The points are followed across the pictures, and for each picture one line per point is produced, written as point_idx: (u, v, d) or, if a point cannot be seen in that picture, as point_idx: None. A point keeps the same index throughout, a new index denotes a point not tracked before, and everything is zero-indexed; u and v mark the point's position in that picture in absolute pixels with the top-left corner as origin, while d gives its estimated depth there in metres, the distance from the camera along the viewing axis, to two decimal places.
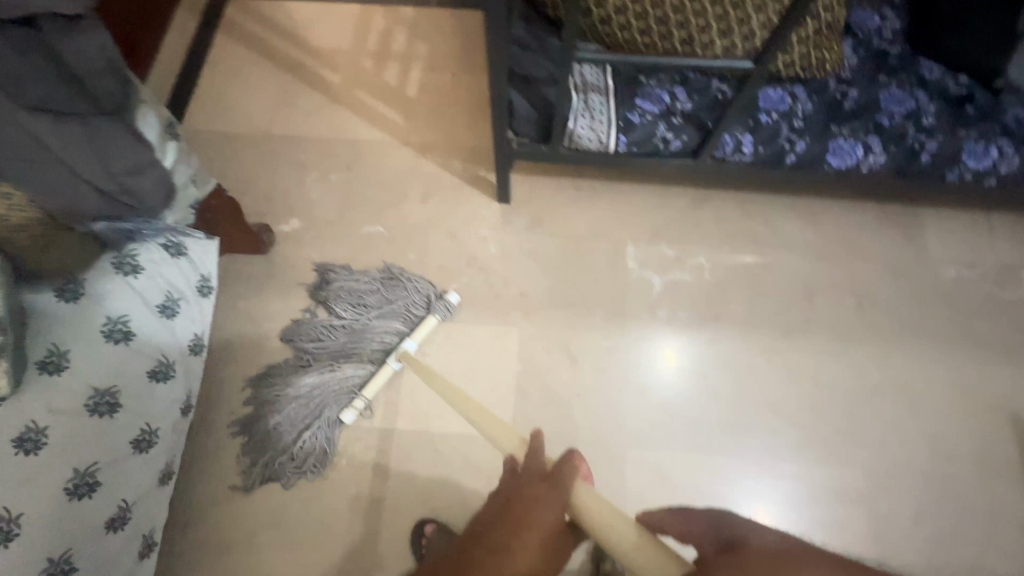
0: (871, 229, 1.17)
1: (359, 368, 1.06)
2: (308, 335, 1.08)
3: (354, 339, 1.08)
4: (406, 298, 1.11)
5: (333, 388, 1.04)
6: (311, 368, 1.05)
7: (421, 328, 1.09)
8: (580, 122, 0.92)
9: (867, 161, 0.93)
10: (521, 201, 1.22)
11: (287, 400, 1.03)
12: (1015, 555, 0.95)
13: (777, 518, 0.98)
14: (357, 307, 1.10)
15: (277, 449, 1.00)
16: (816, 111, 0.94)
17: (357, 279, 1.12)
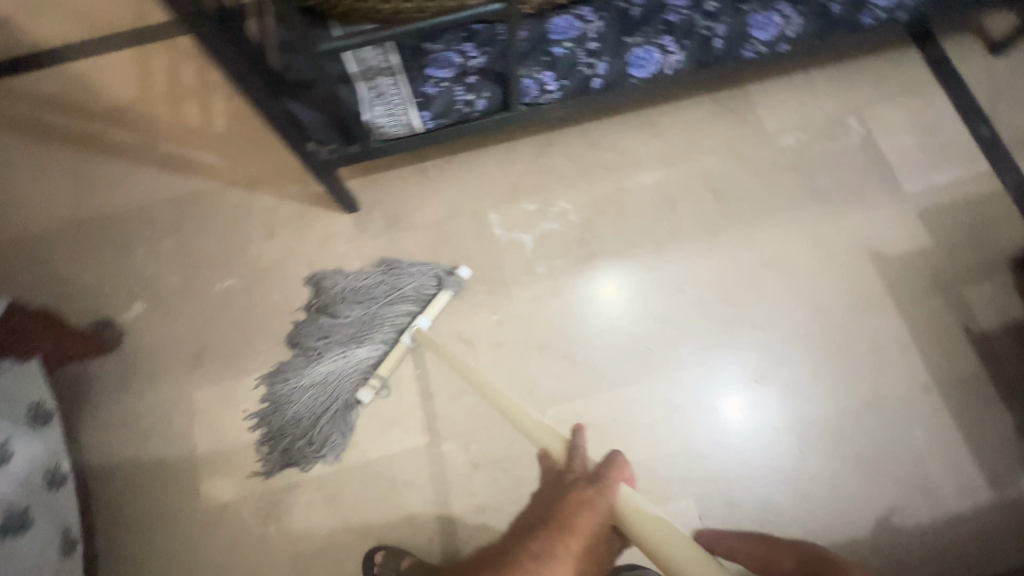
0: (709, 122, 1.20)
1: (376, 348, 1.04)
2: (325, 332, 1.05)
3: (371, 321, 1.06)
4: (415, 281, 1.08)
5: (342, 371, 1.03)
6: (324, 355, 1.04)
7: (431, 306, 1.07)
8: (376, 112, 0.87)
9: (668, 63, 0.93)
10: (370, 204, 1.15)
11: (300, 394, 1.02)
12: (903, 375, 1.03)
13: (746, 409, 1.03)
14: (376, 290, 1.07)
15: (298, 441, 1.00)
16: (608, 26, 0.91)
17: (353, 275, 1.09)
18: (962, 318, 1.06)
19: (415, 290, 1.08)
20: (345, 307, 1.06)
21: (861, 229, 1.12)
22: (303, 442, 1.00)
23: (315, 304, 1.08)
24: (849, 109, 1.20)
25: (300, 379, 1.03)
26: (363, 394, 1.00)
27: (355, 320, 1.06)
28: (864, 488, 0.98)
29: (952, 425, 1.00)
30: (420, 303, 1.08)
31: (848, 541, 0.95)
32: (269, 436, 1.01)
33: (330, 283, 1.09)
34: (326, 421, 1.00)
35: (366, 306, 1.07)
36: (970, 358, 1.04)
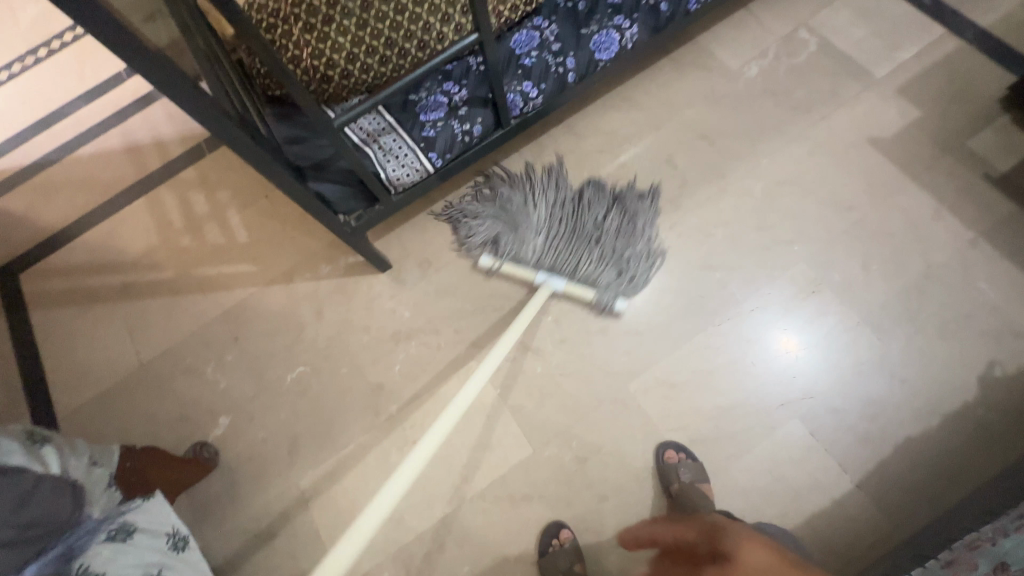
0: (675, 81, 1.27)
1: (547, 255, 1.10)
2: (589, 206, 1.13)
3: (588, 241, 1.10)
4: (631, 267, 1.08)
5: (513, 225, 1.12)
6: (564, 204, 1.15)
7: (580, 289, 1.07)
8: (391, 167, 0.94)
9: (626, 38, 1.01)
10: (399, 256, 1.22)
11: (525, 202, 1.15)
12: (946, 237, 1.06)
13: (803, 345, 1.03)
14: (631, 238, 1.11)
15: (473, 220, 1.16)
16: (562, 26, 1.01)
17: (644, 220, 1.12)
18: (977, 167, 1.09)
19: (621, 275, 1.08)
20: (613, 222, 1.12)
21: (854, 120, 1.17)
22: (467, 219, 1.17)
23: (601, 195, 1.15)
24: (797, 24, 1.27)
25: (529, 194, 1.16)
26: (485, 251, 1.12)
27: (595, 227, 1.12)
28: (958, 355, 0.98)
29: (1011, 266, 1.02)
30: (591, 282, 1.08)
31: (964, 407, 0.95)
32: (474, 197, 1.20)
33: (630, 194, 1.16)
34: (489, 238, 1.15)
35: (615, 240, 1.10)
36: (1002, 200, 1.06)
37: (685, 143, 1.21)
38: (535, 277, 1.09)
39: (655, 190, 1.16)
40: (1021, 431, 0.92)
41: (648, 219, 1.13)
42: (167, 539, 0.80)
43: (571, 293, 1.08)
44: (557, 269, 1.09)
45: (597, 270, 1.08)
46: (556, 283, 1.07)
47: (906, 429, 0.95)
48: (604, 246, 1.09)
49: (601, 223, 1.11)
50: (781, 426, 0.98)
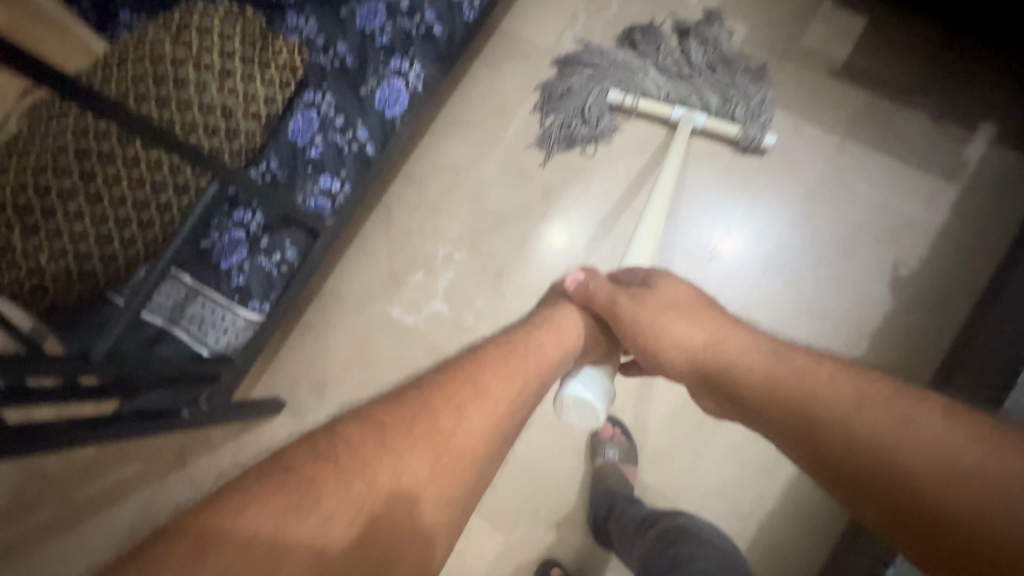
0: (498, 80, 1.14)
1: (672, 89, 1.04)
2: (663, 46, 1.06)
3: (697, 77, 1.04)
4: (749, 88, 1.02)
5: (629, 72, 1.06)
6: (647, 50, 1.07)
7: (720, 122, 1.00)
8: (212, 339, 0.80)
9: (412, 80, 0.86)
10: (290, 390, 1.08)
11: (618, 59, 1.07)
12: (813, 150, 1.01)
13: (744, 241, 1.00)
14: (729, 65, 1.04)
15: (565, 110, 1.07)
16: (338, 93, 0.86)
17: (719, 49, 1.05)
18: (819, 64, 1.03)
19: (746, 98, 1.01)
20: (700, 56, 1.04)
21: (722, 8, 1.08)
22: (558, 113, 1.08)
23: (673, 38, 1.07)
24: None
25: (614, 55, 1.08)
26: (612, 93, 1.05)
27: (691, 65, 1.05)
28: (862, 268, 0.95)
29: (883, 157, 0.98)
30: (728, 115, 1.01)
31: (885, 320, 0.93)
32: (547, 99, 1.10)
33: (693, 25, 1.07)
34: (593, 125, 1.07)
35: (712, 73, 1.04)
36: (851, 91, 1.01)
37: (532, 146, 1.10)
38: (673, 113, 1.02)
39: (715, 13, 1.07)
40: (944, 322, 0.91)
41: (723, 43, 1.05)
42: None
43: (714, 128, 1.01)
44: (690, 105, 1.03)
45: (733, 85, 1.02)
46: (696, 118, 1.00)
47: (843, 364, 0.93)
48: (709, 76, 1.03)
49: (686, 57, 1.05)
50: None
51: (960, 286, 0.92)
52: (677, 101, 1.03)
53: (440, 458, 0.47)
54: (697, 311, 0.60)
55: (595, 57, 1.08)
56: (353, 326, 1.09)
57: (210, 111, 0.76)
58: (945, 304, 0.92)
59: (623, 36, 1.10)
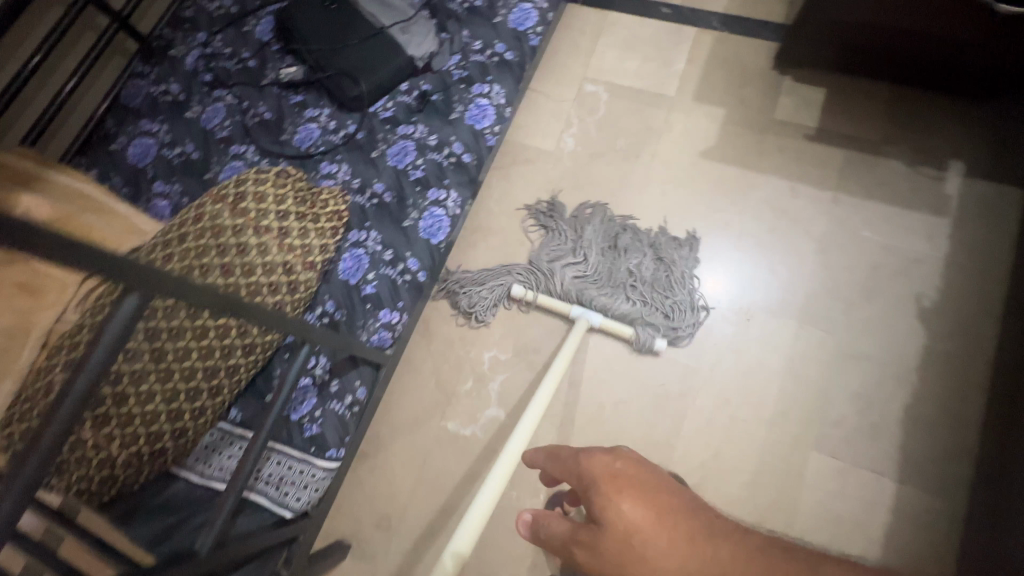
0: (510, 187, 1.22)
1: (583, 292, 1.08)
2: (616, 238, 1.12)
3: (624, 282, 1.08)
4: (679, 311, 1.05)
5: (571, 248, 1.12)
6: (598, 234, 1.13)
7: (617, 325, 1.04)
8: (293, 498, 0.76)
9: (450, 206, 0.92)
10: (353, 529, 1.03)
11: (572, 245, 1.13)
12: (812, 206, 1.10)
13: (772, 302, 1.06)
14: (671, 287, 1.07)
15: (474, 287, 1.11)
16: (383, 229, 0.90)
17: (670, 268, 1.09)
18: (796, 132, 1.16)
19: (657, 309, 1.06)
20: (644, 272, 1.08)
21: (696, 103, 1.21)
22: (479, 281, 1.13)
23: (635, 237, 1.12)
24: (579, 80, 1.28)
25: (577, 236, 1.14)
26: (516, 287, 1.09)
27: (630, 267, 1.09)
28: (889, 306, 1.02)
29: (876, 204, 1.08)
30: (627, 321, 1.05)
31: (925, 352, 0.98)
32: (534, 220, 1.18)
33: (665, 241, 1.11)
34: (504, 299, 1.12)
35: (650, 283, 1.08)
36: (831, 151, 1.13)
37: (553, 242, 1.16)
38: (572, 310, 1.06)
39: (694, 238, 1.11)
40: (975, 346, 0.97)
41: (679, 278, 1.08)
42: None
43: (609, 329, 1.05)
44: (592, 303, 1.06)
45: (647, 304, 1.06)
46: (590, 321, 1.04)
47: (898, 401, 0.96)
48: (640, 286, 1.07)
49: (634, 265, 1.09)
50: (805, 466, 0.96)
51: (980, 309, 0.99)
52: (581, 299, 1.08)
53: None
54: (658, 505, 0.49)
55: (560, 233, 1.15)
56: (410, 447, 1.06)
57: (272, 270, 0.78)
58: (973, 327, 0.98)
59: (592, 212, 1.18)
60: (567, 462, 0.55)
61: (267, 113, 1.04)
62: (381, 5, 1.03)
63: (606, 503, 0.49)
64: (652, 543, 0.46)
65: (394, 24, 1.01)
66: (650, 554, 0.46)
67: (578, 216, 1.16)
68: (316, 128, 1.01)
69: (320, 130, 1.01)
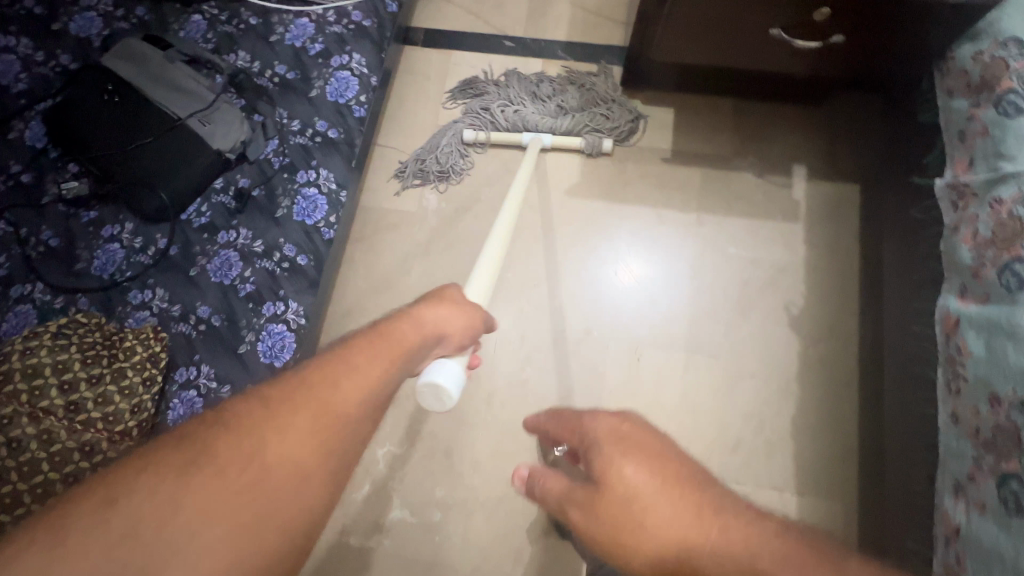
0: (377, 259, 1.12)
1: (527, 122, 1.16)
2: (536, 83, 1.20)
3: (555, 99, 1.18)
4: (609, 109, 1.17)
5: (501, 101, 1.19)
6: (520, 86, 1.20)
7: (565, 138, 1.15)
8: None
9: (292, 317, 0.81)
10: None
11: (507, 94, 1.19)
12: (679, 230, 1.11)
13: (657, 334, 1.05)
14: (596, 89, 1.19)
15: (424, 150, 1.16)
16: (215, 361, 0.78)
17: (590, 92, 1.19)
18: (653, 156, 1.16)
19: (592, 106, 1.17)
20: (579, 101, 1.18)
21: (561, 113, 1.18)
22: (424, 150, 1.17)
23: (560, 84, 1.20)
24: (431, 129, 1.20)
25: (508, 89, 1.20)
26: (465, 132, 1.15)
27: (557, 94, 1.19)
28: (764, 320, 1.04)
29: (736, 219, 1.10)
30: (570, 132, 1.15)
31: (801, 359, 1.01)
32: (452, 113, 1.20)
33: (583, 77, 1.20)
34: (454, 151, 1.17)
35: (578, 98, 1.18)
36: (688, 170, 1.14)
37: None
38: (523, 138, 1.15)
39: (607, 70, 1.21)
40: (843, 343, 1.02)
41: (599, 94, 1.18)
42: None
43: (559, 144, 1.15)
44: (540, 128, 1.16)
45: (588, 117, 1.16)
46: (542, 142, 1.13)
47: (786, 414, 0.99)
48: (571, 104, 1.17)
49: (558, 95, 1.19)
50: None
51: (842, 307, 1.04)
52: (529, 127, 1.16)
53: (291, 431, 0.39)
54: (673, 476, 0.41)
55: (491, 89, 1.21)
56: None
57: (67, 458, 0.66)
58: (839, 327, 1.03)
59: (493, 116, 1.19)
60: (569, 423, 0.50)
61: (53, 239, 0.87)
62: (172, 91, 0.89)
63: (605, 462, 0.42)
64: (654, 511, 0.39)
65: (191, 115, 0.87)
66: (649, 515, 0.39)
67: (495, 82, 1.21)
68: (119, 249, 0.86)
69: (124, 251, 0.86)
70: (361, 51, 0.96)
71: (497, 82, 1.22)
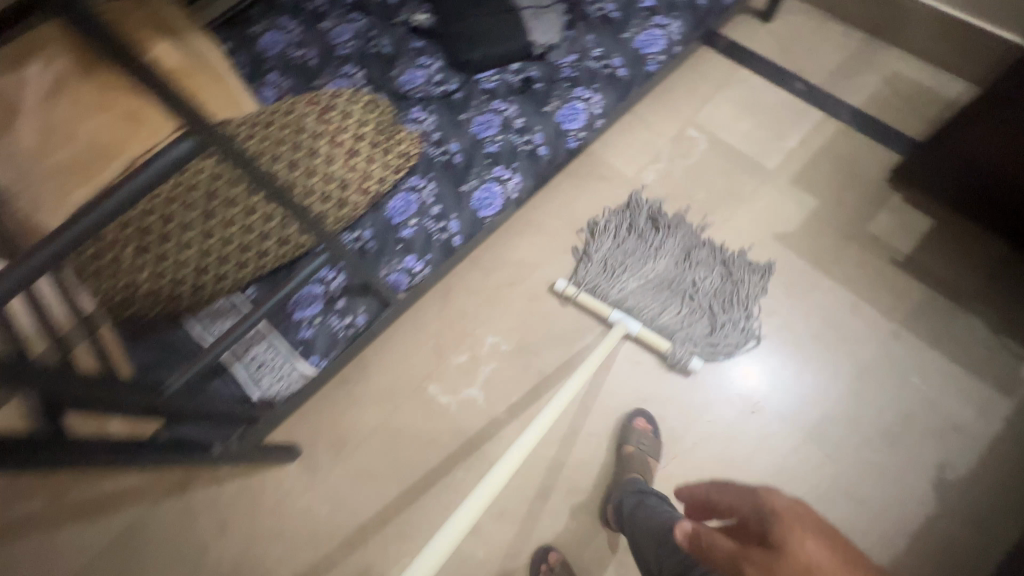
0: (577, 195, 1.22)
1: (631, 298, 1.07)
2: (693, 255, 1.10)
3: (680, 296, 1.06)
4: (732, 335, 1.03)
5: (637, 257, 1.11)
6: (663, 257, 1.10)
7: (657, 337, 1.02)
8: (265, 383, 0.83)
9: (510, 187, 0.94)
10: (309, 440, 1.08)
11: (639, 256, 1.11)
12: (868, 331, 1.03)
13: (784, 404, 1.00)
14: (732, 309, 1.05)
15: (621, 216, 1.16)
16: (441, 184, 0.94)
17: (731, 296, 1.06)
18: (883, 252, 1.09)
19: (709, 322, 1.04)
20: (687, 321, 1.04)
21: (800, 183, 1.17)
22: (595, 240, 1.14)
23: (699, 270, 1.09)
24: (684, 121, 1.26)
25: (647, 248, 1.12)
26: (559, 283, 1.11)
27: (694, 286, 1.07)
28: (908, 464, 0.94)
29: (937, 355, 1.00)
30: (666, 334, 1.03)
31: (928, 524, 0.90)
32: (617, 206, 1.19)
33: (738, 261, 1.10)
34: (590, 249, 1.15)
35: (711, 300, 1.06)
36: (913, 283, 1.05)
37: None
38: (613, 314, 1.06)
39: (767, 270, 1.09)
40: (985, 545, 0.87)
41: (738, 307, 1.06)
42: None
43: (645, 340, 1.03)
44: (632, 313, 1.06)
45: (698, 326, 1.04)
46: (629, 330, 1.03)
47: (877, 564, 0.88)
48: (698, 304, 1.05)
49: (698, 282, 1.07)
50: None
51: (1009, 508, 0.89)
52: (626, 305, 1.07)
53: None
54: None
55: (656, 220, 1.15)
56: (386, 390, 1.10)
57: (330, 181, 0.85)
58: (993, 524, 0.89)
59: (743, 143, 1.23)
60: None
61: (387, 47, 1.11)
62: None
63: None
64: None
65: (528, 8, 1.04)
66: None
67: (663, 220, 1.15)
68: (422, 75, 1.06)
69: (425, 77, 1.05)
70: (681, 21, 1.05)
71: (664, 224, 1.15)
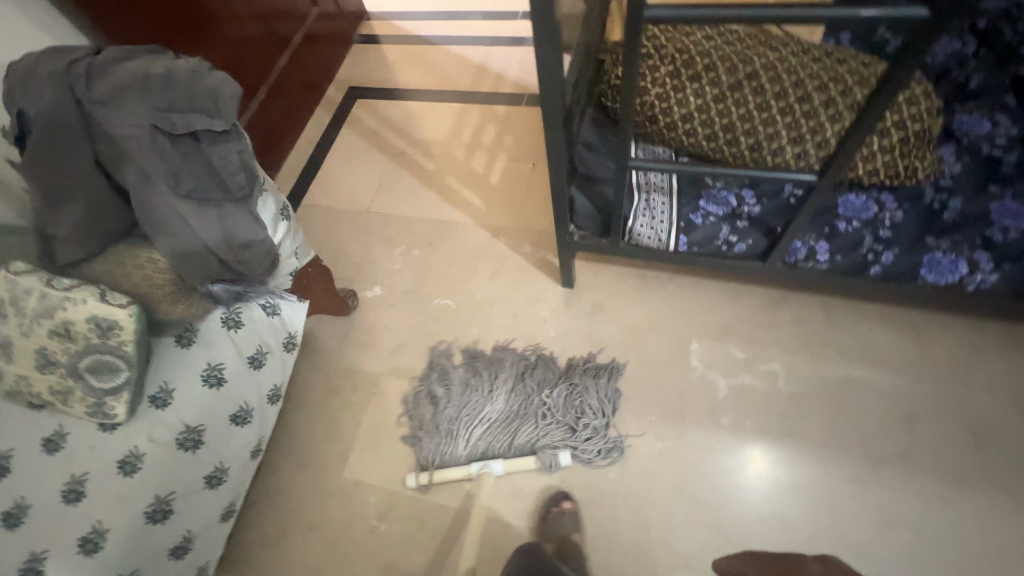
0: (995, 354, 1.00)
1: (480, 444, 1.08)
2: (528, 373, 1.13)
3: (528, 416, 1.09)
4: (586, 442, 1.04)
5: (477, 399, 1.12)
6: (500, 383, 1.12)
7: (517, 464, 1.04)
8: (640, 222, 0.94)
9: (974, 279, 0.82)
10: (585, 286, 1.23)
11: (477, 393, 1.12)
12: None
13: None
14: (585, 414, 1.07)
15: (437, 367, 1.17)
16: (909, 220, 0.87)
17: (575, 413, 1.07)
18: None
19: (557, 437, 1.06)
20: (544, 429, 1.07)
21: None
22: (431, 385, 1.15)
23: (544, 389, 1.11)
24: None
25: (481, 395, 1.12)
26: (407, 478, 1.06)
27: (539, 401, 1.10)
28: None
29: None
30: (527, 456, 1.05)
31: None
32: (436, 368, 1.17)
33: (583, 366, 1.12)
34: (430, 434, 1.10)
35: (563, 412, 1.08)
36: None
37: (946, 418, 0.96)
38: (470, 469, 1.04)
39: (615, 367, 1.11)
40: None
41: (585, 419, 1.06)
42: (284, 338, 1.05)
43: (513, 469, 1.04)
44: (490, 454, 1.07)
45: (556, 433, 1.06)
46: (492, 471, 1.04)
47: None
48: (557, 419, 1.07)
49: (548, 399, 1.09)
50: None
51: None
52: (479, 453, 1.08)
53: None
54: None
55: (479, 366, 1.16)
56: (663, 313, 1.16)
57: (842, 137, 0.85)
58: None
59: None
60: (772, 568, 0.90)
61: (974, 82, 1.01)
62: None
63: None
64: None
65: None
66: None
67: (476, 357, 1.17)
68: (985, 128, 0.95)
69: (987, 132, 0.94)
70: None
71: (494, 358, 1.17)
